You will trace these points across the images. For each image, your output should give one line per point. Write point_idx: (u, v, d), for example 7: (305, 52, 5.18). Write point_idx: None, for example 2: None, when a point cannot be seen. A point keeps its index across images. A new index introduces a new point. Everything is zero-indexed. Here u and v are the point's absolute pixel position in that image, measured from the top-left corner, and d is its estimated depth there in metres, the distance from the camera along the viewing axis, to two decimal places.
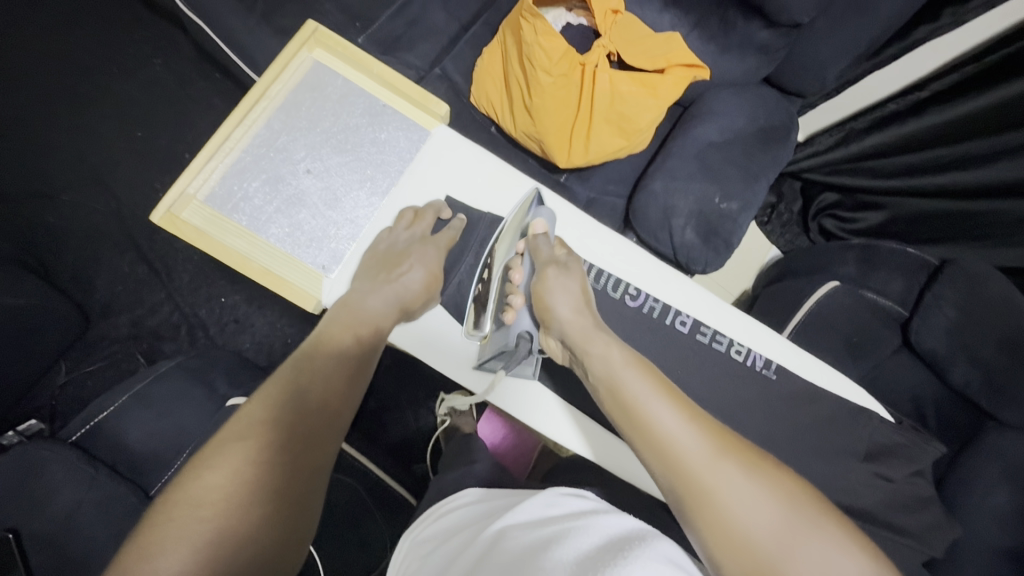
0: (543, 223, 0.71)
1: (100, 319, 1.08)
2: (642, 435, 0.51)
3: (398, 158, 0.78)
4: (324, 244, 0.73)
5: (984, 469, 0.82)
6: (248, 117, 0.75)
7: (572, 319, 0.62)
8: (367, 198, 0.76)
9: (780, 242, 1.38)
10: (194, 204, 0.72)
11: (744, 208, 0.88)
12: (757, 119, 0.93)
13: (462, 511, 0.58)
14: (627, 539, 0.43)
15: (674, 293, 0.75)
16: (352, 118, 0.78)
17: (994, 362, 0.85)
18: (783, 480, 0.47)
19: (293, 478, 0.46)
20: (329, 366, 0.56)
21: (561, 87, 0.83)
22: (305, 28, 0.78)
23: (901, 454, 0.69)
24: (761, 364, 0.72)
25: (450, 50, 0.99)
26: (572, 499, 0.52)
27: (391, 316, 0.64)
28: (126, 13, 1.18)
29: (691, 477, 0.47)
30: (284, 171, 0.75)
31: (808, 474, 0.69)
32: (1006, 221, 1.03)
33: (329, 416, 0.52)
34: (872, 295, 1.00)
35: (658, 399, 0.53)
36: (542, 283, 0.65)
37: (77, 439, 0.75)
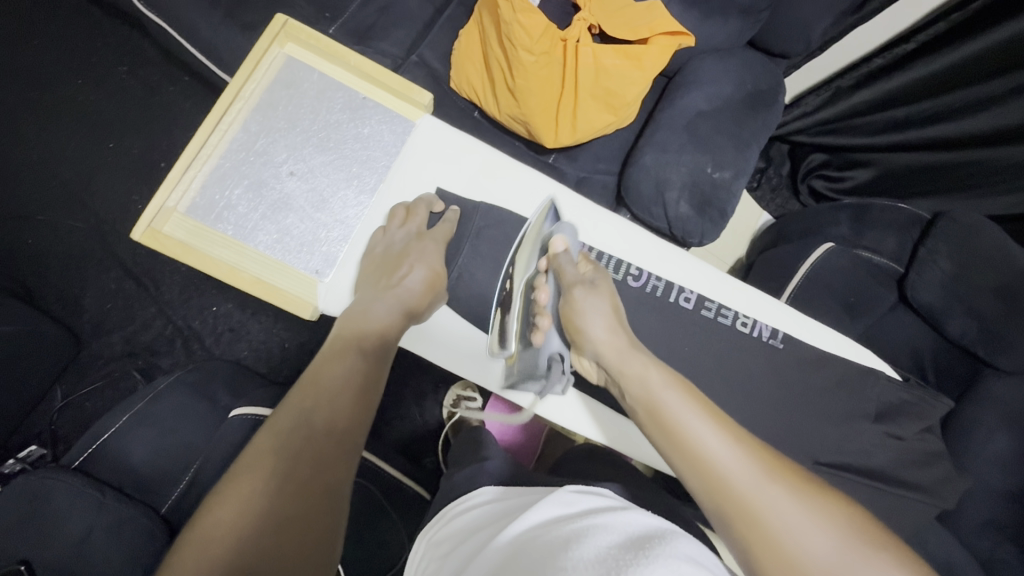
0: (564, 239, 0.65)
1: (92, 338, 1.06)
2: (683, 453, 0.50)
3: (384, 152, 0.75)
4: (315, 248, 0.71)
5: (984, 416, 0.84)
6: (222, 122, 0.72)
7: (606, 340, 0.58)
8: (355, 197, 0.74)
9: (771, 208, 1.39)
10: (176, 216, 0.70)
11: (737, 176, 0.87)
12: (744, 85, 0.91)
13: (478, 511, 0.58)
14: (646, 538, 0.43)
15: (674, 271, 0.74)
16: (332, 114, 0.75)
17: (992, 310, 0.86)
18: (831, 504, 0.46)
19: (307, 501, 0.45)
20: (335, 384, 0.55)
21: (543, 66, 0.80)
22: (274, 23, 0.74)
23: (909, 412, 0.71)
24: (768, 334, 0.72)
25: (426, 35, 0.96)
26: (588, 498, 0.53)
27: (395, 322, 0.62)
28: (85, 20, 1.13)
29: (739, 502, 0.46)
30: (266, 174, 0.72)
31: (821, 439, 0.69)
32: (999, 168, 1.03)
33: (339, 436, 0.51)
34: (867, 255, 1.01)
35: (702, 419, 0.51)
36: (570, 306, 0.61)
37: (79, 464, 0.73)
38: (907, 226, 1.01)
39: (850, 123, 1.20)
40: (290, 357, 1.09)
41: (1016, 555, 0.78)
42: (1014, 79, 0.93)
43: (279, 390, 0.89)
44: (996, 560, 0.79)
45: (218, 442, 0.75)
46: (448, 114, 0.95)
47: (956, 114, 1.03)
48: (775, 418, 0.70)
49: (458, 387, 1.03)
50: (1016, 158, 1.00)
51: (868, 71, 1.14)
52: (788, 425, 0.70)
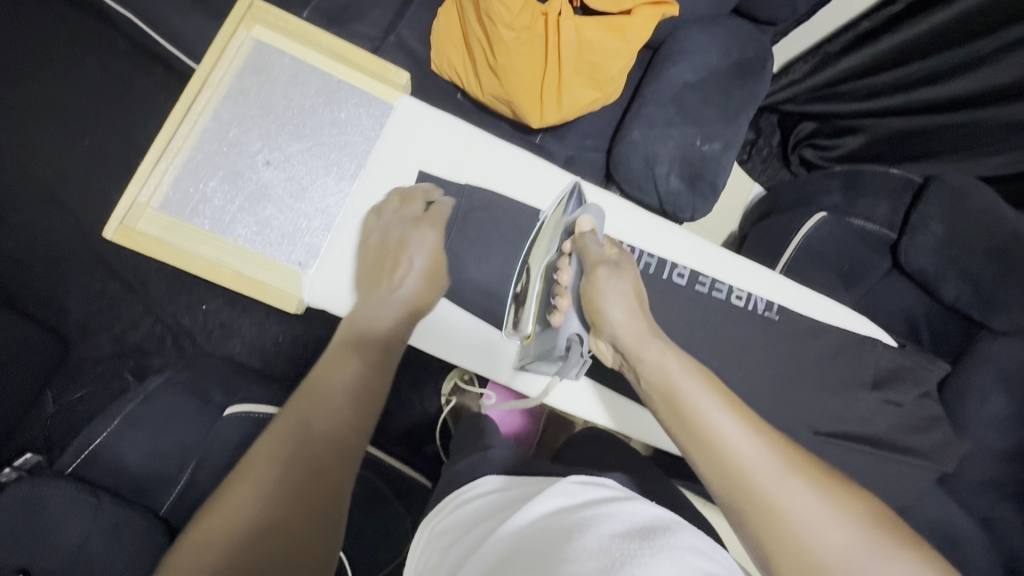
0: (590, 219, 0.64)
1: (79, 342, 1.04)
2: (700, 442, 0.49)
3: (362, 137, 0.74)
4: (296, 239, 0.70)
5: (979, 377, 0.85)
6: (192, 111, 0.70)
7: (625, 322, 0.56)
8: (335, 184, 0.72)
9: (762, 178, 1.38)
10: (150, 212, 0.67)
11: (727, 148, 0.86)
12: (730, 54, 0.89)
13: (480, 502, 0.58)
14: (651, 528, 0.44)
15: (667, 247, 0.74)
16: (307, 99, 0.73)
17: (985, 273, 0.87)
18: (849, 496, 0.46)
19: (307, 515, 0.44)
20: (338, 393, 0.51)
21: (525, 41, 0.78)
22: (239, 5, 0.72)
23: (905, 377, 0.71)
24: (763, 306, 0.72)
25: (403, 14, 0.93)
26: (591, 488, 0.53)
27: (398, 329, 0.60)
28: (47, 12, 1.09)
29: (759, 495, 0.45)
30: (241, 165, 0.70)
31: (820, 409, 0.70)
32: (991, 128, 1.03)
33: (339, 448, 0.48)
34: (860, 223, 1.01)
35: (721, 409, 0.50)
36: (593, 285, 0.58)
37: (73, 470, 0.71)
38: (901, 189, 1.02)
39: (842, 88, 1.18)
40: (284, 351, 1.08)
41: (1011, 510, 0.80)
42: (998, 39, 0.93)
43: (274, 386, 0.89)
44: (992, 517, 0.81)
45: (214, 440, 0.76)
46: (431, 95, 0.92)
47: (949, 74, 1.02)
48: (773, 390, 0.70)
49: (456, 372, 1.03)
50: (1007, 118, 1.00)
51: (858, 33, 1.11)
52: (785, 396, 0.70)
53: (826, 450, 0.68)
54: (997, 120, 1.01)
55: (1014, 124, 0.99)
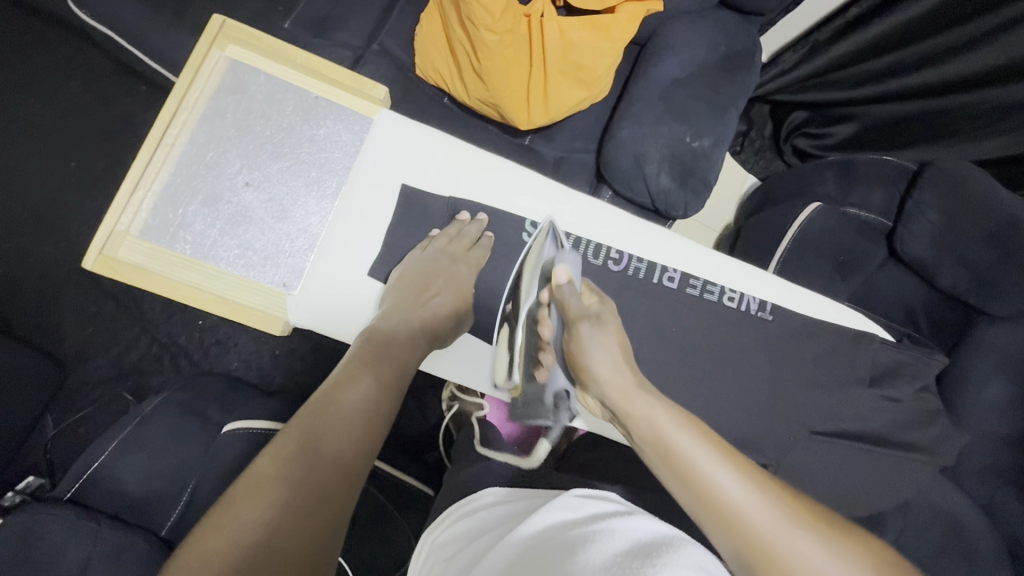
0: (566, 269, 0.63)
1: (76, 364, 1.04)
2: (702, 499, 0.48)
3: (342, 154, 0.73)
4: (279, 260, 0.69)
5: (978, 364, 0.87)
6: (167, 136, 0.69)
7: (612, 378, 0.56)
8: (317, 203, 0.71)
9: (756, 170, 1.38)
10: (129, 240, 0.67)
11: (716, 143, 0.85)
12: (717, 48, 0.88)
13: (482, 514, 0.58)
14: (654, 545, 0.43)
15: (658, 249, 0.72)
16: (285, 118, 0.72)
17: (982, 261, 0.88)
18: (851, 543, 0.46)
19: (299, 539, 0.42)
20: (348, 416, 0.51)
21: (508, 44, 0.77)
22: (211, 24, 0.70)
23: (904, 372, 0.70)
24: (756, 307, 0.71)
25: (385, 21, 0.93)
26: (594, 501, 0.52)
27: (420, 348, 0.61)
28: (29, 34, 1.08)
29: (763, 553, 0.45)
30: (220, 188, 0.70)
31: (816, 408, 0.69)
32: (980, 112, 1.03)
33: (345, 471, 0.47)
34: (855, 212, 1.01)
35: (719, 462, 0.50)
36: (575, 342, 0.59)
37: (73, 496, 0.72)
38: (893, 179, 1.02)
39: (833, 76, 1.17)
40: (282, 365, 1.08)
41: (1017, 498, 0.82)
42: (997, 17, 0.91)
43: (272, 401, 0.88)
44: (996, 504, 0.84)
45: (213, 459, 0.76)
46: (417, 102, 0.91)
47: (944, 57, 1.00)
48: (768, 391, 0.70)
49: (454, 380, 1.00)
50: (998, 100, 0.99)
51: (848, 20, 1.10)
52: (781, 396, 0.70)
53: (825, 449, 0.68)
54: (993, 101, 1.00)
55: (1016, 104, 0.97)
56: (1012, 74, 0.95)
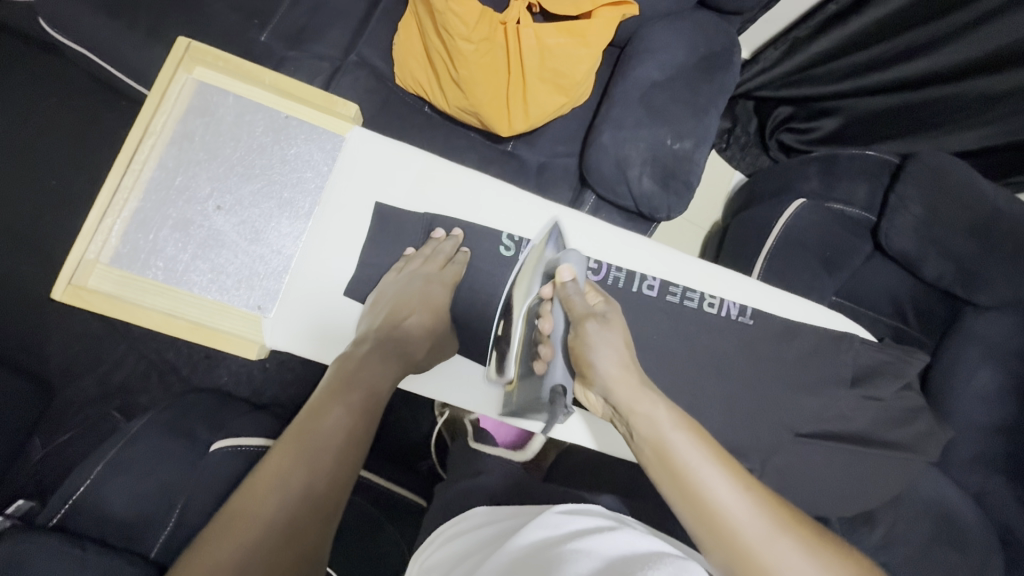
0: (571, 268, 0.63)
1: (63, 385, 1.03)
2: (696, 506, 0.49)
3: (315, 172, 0.72)
4: (254, 283, 0.68)
5: (968, 352, 0.92)
6: (135, 161, 0.68)
7: (617, 376, 0.56)
8: (290, 224, 0.70)
9: (743, 166, 1.39)
10: (99, 268, 0.66)
11: (698, 145, 0.85)
12: (696, 49, 0.88)
13: (471, 535, 0.58)
14: (626, 563, 0.43)
15: (638, 256, 0.73)
16: (255, 139, 0.71)
17: (965, 252, 0.91)
18: (829, 552, 0.48)
19: (272, 574, 0.43)
20: (320, 446, 0.50)
21: (485, 53, 0.77)
22: (176, 46, 0.70)
23: (886, 372, 0.71)
24: (737, 312, 0.72)
25: (363, 31, 0.92)
26: (575, 519, 0.53)
27: (394, 369, 0.60)
28: (4, 52, 1.07)
29: (747, 557, 0.46)
30: (190, 213, 0.69)
31: (800, 410, 0.69)
32: (961, 103, 1.05)
33: (316, 505, 0.47)
34: (840, 207, 1.02)
35: (712, 465, 0.51)
36: (581, 339, 0.58)
37: (57, 523, 0.69)
38: (878, 172, 1.03)
39: (816, 70, 1.17)
40: (272, 378, 1.08)
41: (1005, 485, 0.85)
42: (976, 10, 0.92)
43: (260, 417, 0.88)
44: (986, 491, 0.86)
45: (202, 479, 0.76)
46: (396, 111, 0.91)
47: (925, 50, 1.02)
48: (752, 395, 0.69)
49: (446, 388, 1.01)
50: (976, 92, 1.02)
51: (823, 18, 1.12)
52: (767, 400, 0.69)
53: (811, 449, 0.68)
54: (976, 92, 1.02)
55: (1011, 91, 0.98)
56: (1009, 61, 0.95)
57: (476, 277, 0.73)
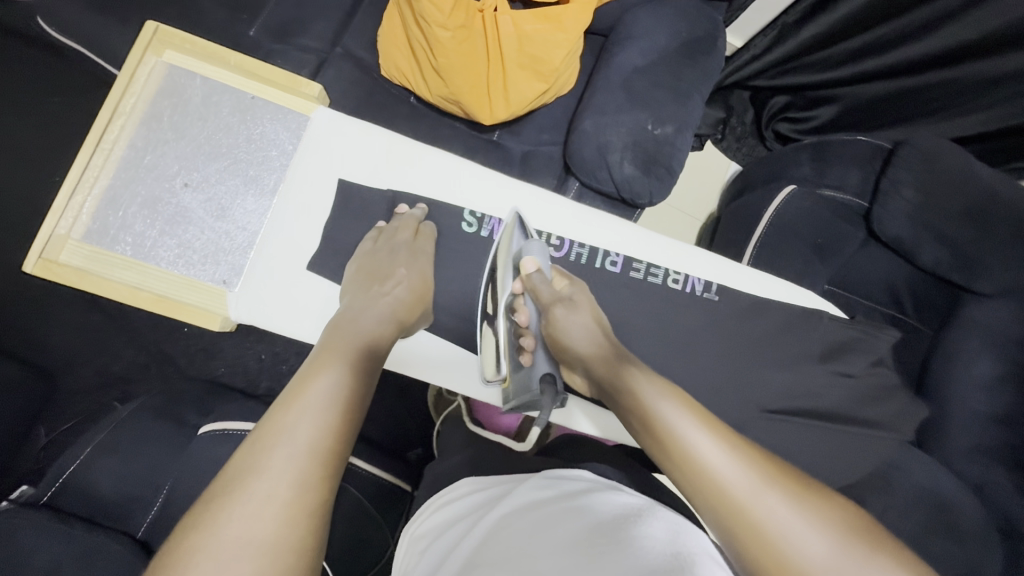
0: (534, 259, 0.67)
1: (64, 376, 1.06)
2: (681, 463, 0.51)
3: (280, 152, 0.75)
4: (220, 258, 0.71)
5: (968, 341, 0.90)
6: (105, 141, 0.71)
7: (591, 353, 0.63)
8: (255, 201, 0.73)
9: (739, 157, 1.37)
10: (71, 244, 0.69)
11: (680, 129, 0.85)
12: (678, 34, 0.88)
13: (460, 503, 0.60)
14: (620, 518, 0.48)
15: (602, 234, 0.75)
16: (221, 118, 0.74)
17: (958, 237, 0.90)
18: (821, 503, 0.47)
19: (284, 526, 0.42)
20: (318, 403, 0.49)
21: (463, 40, 0.78)
22: (144, 31, 0.73)
23: (857, 348, 0.75)
24: (702, 288, 0.75)
25: (348, 24, 0.94)
26: (561, 483, 0.57)
27: (387, 332, 0.61)
28: (7, 53, 1.10)
29: (737, 509, 0.46)
30: (159, 190, 0.72)
31: (766, 383, 0.72)
32: (957, 89, 1.05)
33: (320, 458, 0.47)
34: (832, 194, 1.00)
35: (698, 430, 0.52)
36: (554, 327, 0.64)
37: (47, 500, 0.72)
38: (869, 158, 1.01)
39: (805, 59, 1.17)
40: (266, 368, 1.10)
41: (1006, 476, 0.82)
42: None
43: (249, 403, 0.90)
44: (989, 484, 0.83)
45: (190, 461, 0.78)
46: (380, 102, 0.92)
47: (924, 32, 1.00)
48: (720, 368, 0.73)
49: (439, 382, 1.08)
50: (973, 76, 1.01)
51: (814, 1, 1.08)
52: (737, 374, 0.73)
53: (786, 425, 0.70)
54: (982, 76, 1.00)
55: (1012, 73, 0.97)
56: (1011, 42, 0.93)
57: (451, 259, 0.75)
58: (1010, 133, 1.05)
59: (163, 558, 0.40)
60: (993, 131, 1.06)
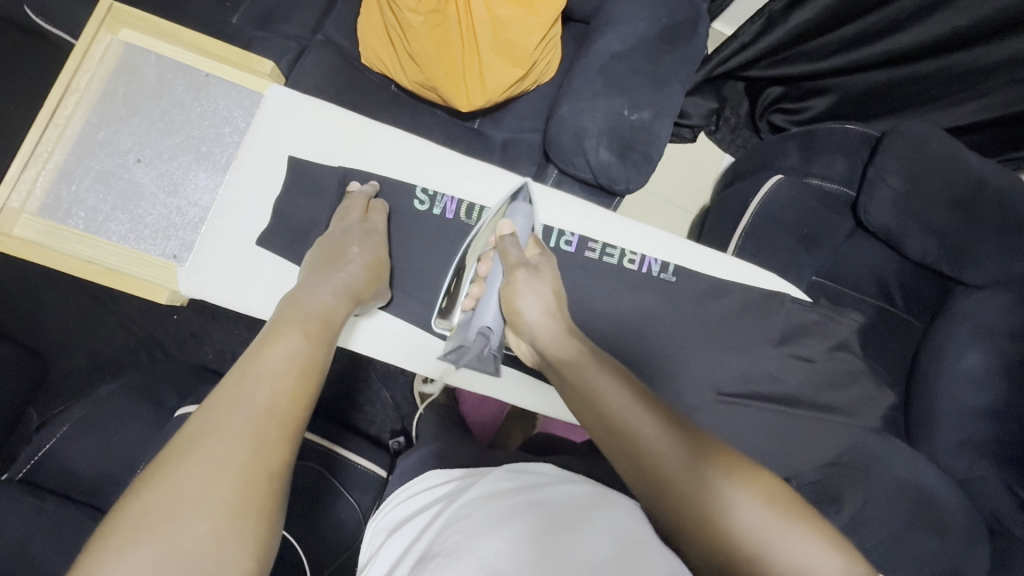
0: (512, 224, 0.68)
1: (56, 361, 1.07)
2: (620, 443, 0.50)
3: (232, 128, 0.78)
4: (170, 233, 0.75)
5: (958, 335, 0.89)
6: (58, 117, 0.74)
7: (542, 323, 0.60)
8: (207, 176, 0.77)
9: (733, 148, 1.33)
10: (24, 218, 0.72)
11: (657, 115, 0.84)
12: (658, 20, 0.87)
13: (421, 497, 0.56)
14: (578, 511, 0.46)
15: (564, 215, 0.76)
16: (174, 95, 0.78)
17: (947, 227, 0.88)
18: (759, 477, 0.46)
19: (244, 486, 0.40)
20: (277, 368, 0.48)
21: (436, 25, 0.79)
22: (98, 6, 0.74)
23: (815, 331, 0.77)
24: (658, 268, 0.76)
25: (330, 13, 0.94)
26: (524, 474, 0.54)
27: (343, 305, 0.59)
28: None
29: (675, 484, 0.46)
30: (113, 165, 0.75)
31: (725, 368, 0.74)
32: (951, 77, 1.03)
33: (281, 420, 0.45)
34: (817, 182, 0.97)
35: (637, 409, 0.51)
36: (510, 285, 0.62)
37: (24, 475, 0.75)
38: (857, 145, 0.98)
39: (798, 50, 1.13)
40: None
41: (993, 469, 0.80)
42: None
43: None
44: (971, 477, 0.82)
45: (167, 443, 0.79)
46: (361, 89, 0.92)
47: (913, 19, 0.98)
48: (687, 349, 0.74)
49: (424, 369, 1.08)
50: (966, 64, 0.99)
51: None
52: (706, 358, 0.74)
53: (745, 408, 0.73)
54: (979, 62, 0.98)
55: (1009, 59, 0.95)
56: (1007, 28, 0.92)
57: (411, 241, 0.75)
58: (1007, 122, 1.03)
59: (105, 527, 0.37)
60: (986, 121, 1.05)
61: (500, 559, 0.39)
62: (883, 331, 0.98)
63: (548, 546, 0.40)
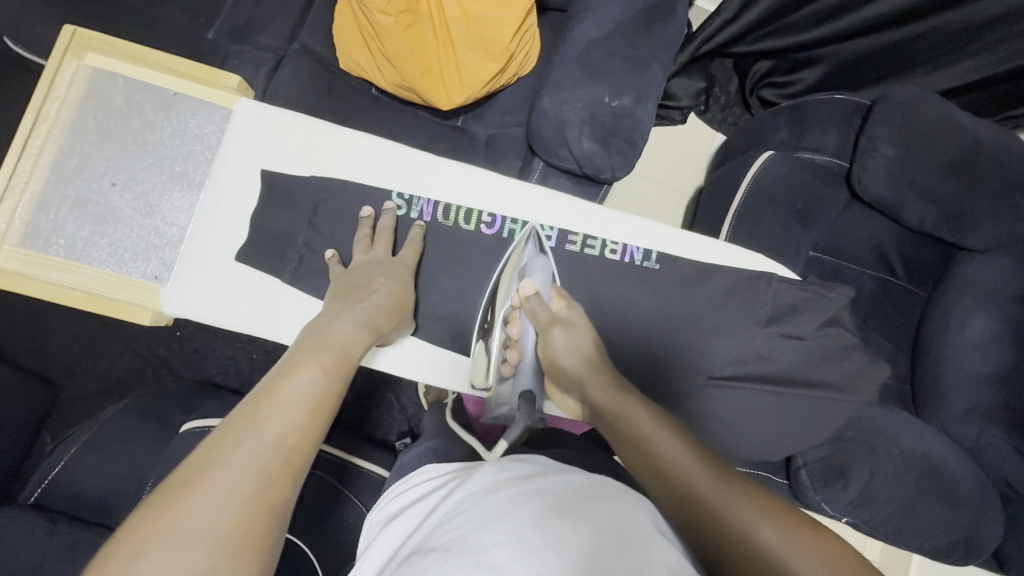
0: (534, 283, 0.71)
1: (64, 385, 1.08)
2: (679, 494, 0.49)
3: (204, 145, 0.78)
4: (150, 255, 0.75)
5: (961, 300, 0.87)
6: (31, 146, 0.75)
7: (586, 375, 0.63)
8: (182, 196, 0.77)
9: (724, 128, 1.29)
10: (6, 249, 0.73)
11: (638, 100, 0.83)
12: (635, 2, 0.86)
13: (419, 489, 0.56)
14: (575, 502, 0.46)
15: (544, 209, 0.76)
16: (144, 117, 0.78)
17: (944, 193, 0.86)
18: (800, 525, 0.46)
19: (243, 523, 0.37)
20: (290, 401, 0.45)
21: (407, 25, 0.79)
22: (61, 35, 0.75)
23: (804, 310, 0.75)
24: (642, 257, 0.76)
25: (305, 20, 0.93)
26: (519, 464, 0.54)
27: (363, 339, 0.57)
28: None
29: (714, 514, 0.46)
30: (88, 191, 0.76)
31: (718, 355, 0.74)
32: (941, 38, 1.01)
33: (288, 456, 0.42)
34: (808, 155, 0.95)
35: (680, 445, 0.53)
36: (550, 345, 0.66)
37: (34, 500, 0.78)
38: (848, 116, 0.96)
39: (784, 22, 1.10)
40: (258, 366, 1.12)
41: (1002, 436, 0.80)
42: None
43: (229, 400, 0.92)
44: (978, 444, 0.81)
45: (172, 458, 0.80)
46: (342, 93, 0.91)
47: None
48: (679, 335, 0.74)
49: None
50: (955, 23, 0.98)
51: None
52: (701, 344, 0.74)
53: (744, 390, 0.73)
54: (967, 21, 0.97)
55: (1002, 14, 0.94)
56: None
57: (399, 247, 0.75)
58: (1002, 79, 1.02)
59: (104, 552, 0.34)
60: (979, 80, 1.03)
61: (498, 550, 0.39)
62: (885, 301, 0.97)
63: (539, 535, 0.40)
